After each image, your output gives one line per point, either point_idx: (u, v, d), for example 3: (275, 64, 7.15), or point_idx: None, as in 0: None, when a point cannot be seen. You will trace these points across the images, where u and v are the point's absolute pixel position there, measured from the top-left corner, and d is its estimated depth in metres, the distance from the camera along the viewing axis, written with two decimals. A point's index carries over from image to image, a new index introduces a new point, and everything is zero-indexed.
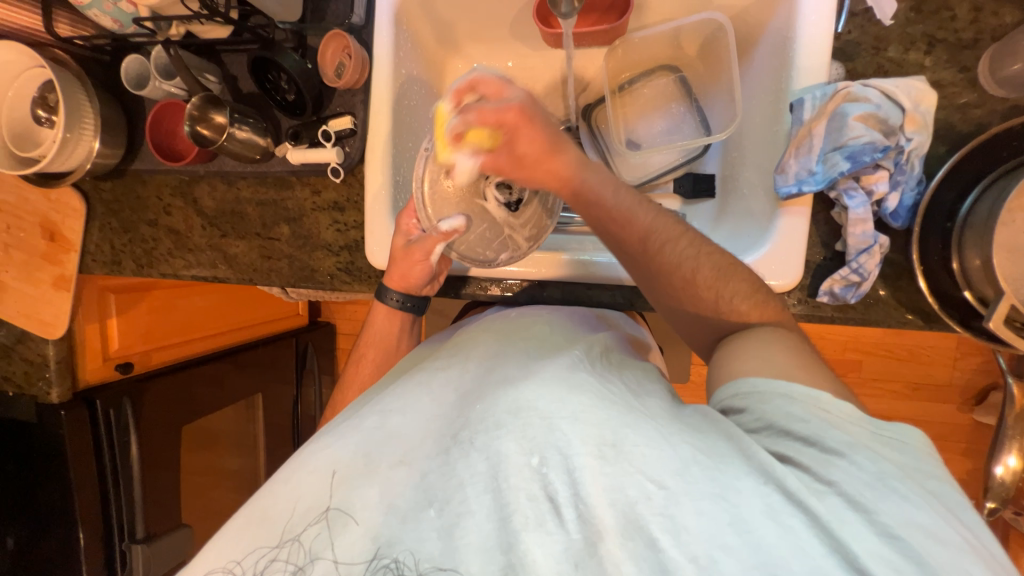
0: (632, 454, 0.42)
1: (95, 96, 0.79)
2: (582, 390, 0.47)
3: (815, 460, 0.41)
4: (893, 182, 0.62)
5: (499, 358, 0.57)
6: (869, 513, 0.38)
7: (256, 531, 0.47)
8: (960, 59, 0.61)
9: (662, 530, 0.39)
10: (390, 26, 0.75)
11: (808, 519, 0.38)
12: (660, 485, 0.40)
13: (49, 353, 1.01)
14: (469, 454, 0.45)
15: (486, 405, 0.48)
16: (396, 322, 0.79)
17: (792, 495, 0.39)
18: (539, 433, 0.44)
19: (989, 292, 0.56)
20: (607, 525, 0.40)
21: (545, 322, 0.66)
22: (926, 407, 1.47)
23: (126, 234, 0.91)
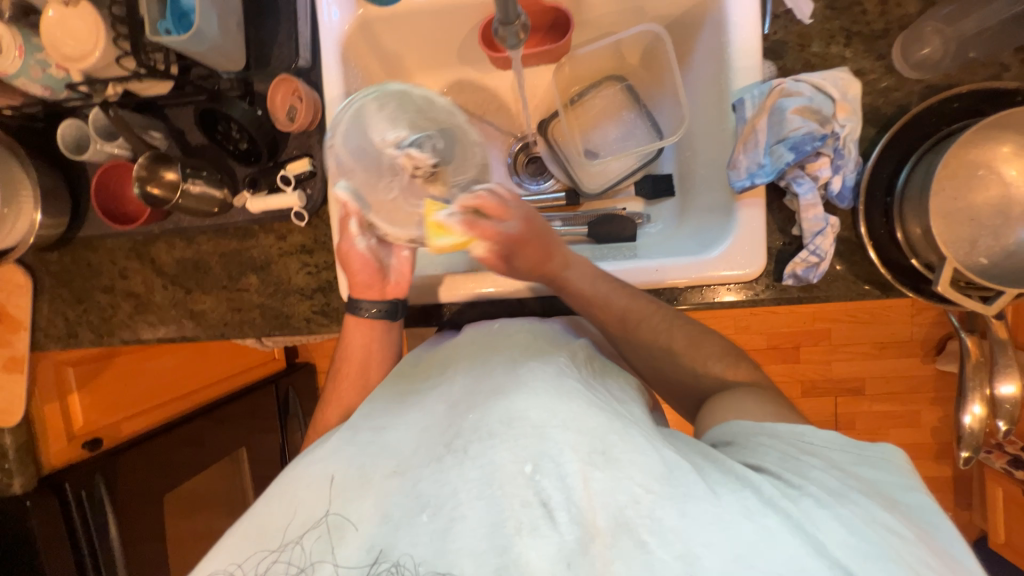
0: (621, 461, 0.44)
1: (31, 166, 0.75)
2: (571, 398, 0.48)
3: (785, 471, 0.47)
4: (835, 167, 0.65)
5: (479, 363, 0.58)
6: (841, 510, 0.43)
7: (252, 539, 0.46)
8: (875, 48, 0.66)
9: (649, 531, 0.41)
10: (338, 66, 0.74)
11: (781, 516, 0.42)
12: (648, 488, 0.42)
13: (7, 442, 0.94)
14: (464, 463, 0.45)
15: (479, 414, 0.48)
16: (373, 333, 0.74)
17: (773, 498, 0.43)
18: (530, 441, 0.45)
19: (934, 259, 0.61)
20: (597, 527, 0.42)
21: (527, 329, 0.64)
22: (893, 363, 1.56)
23: (80, 303, 0.86)
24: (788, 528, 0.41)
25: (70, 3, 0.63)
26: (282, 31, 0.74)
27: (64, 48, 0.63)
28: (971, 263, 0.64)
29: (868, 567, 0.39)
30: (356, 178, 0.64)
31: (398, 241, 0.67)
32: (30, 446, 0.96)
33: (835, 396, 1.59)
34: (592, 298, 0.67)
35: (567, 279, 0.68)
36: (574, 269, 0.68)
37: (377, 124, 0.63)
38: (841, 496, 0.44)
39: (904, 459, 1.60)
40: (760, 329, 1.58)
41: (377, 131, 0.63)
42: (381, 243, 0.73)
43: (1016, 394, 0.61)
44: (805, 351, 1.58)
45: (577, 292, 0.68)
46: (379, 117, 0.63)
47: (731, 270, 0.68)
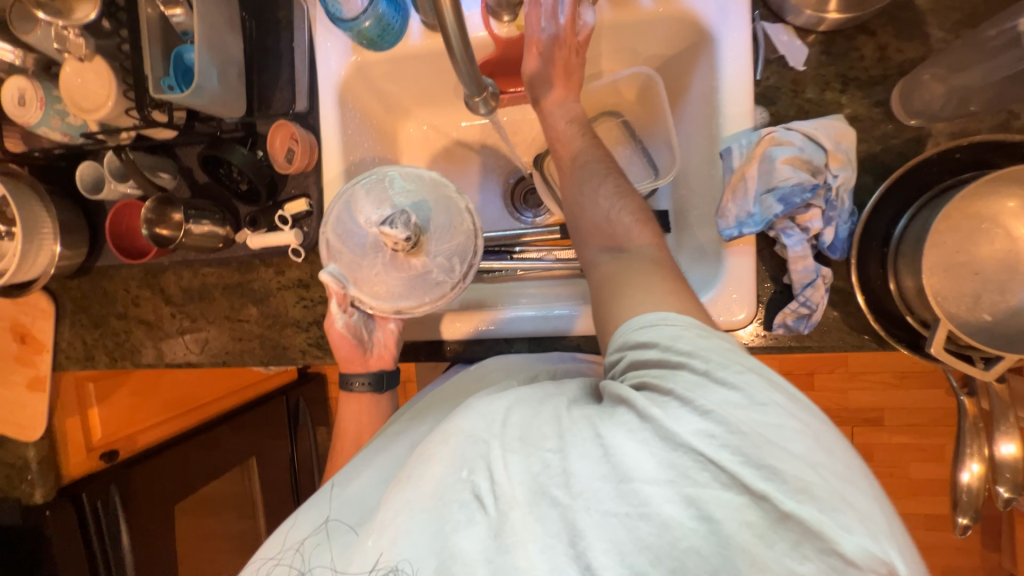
0: (535, 436, 0.41)
1: (52, 204, 0.80)
2: (499, 396, 0.46)
3: (680, 387, 0.40)
4: (826, 218, 0.63)
5: (455, 411, 0.64)
6: (733, 423, 0.37)
7: (263, 545, 0.55)
8: (873, 94, 0.64)
9: (560, 493, 0.38)
10: (335, 109, 0.76)
11: (669, 445, 0.37)
12: (552, 449, 0.40)
13: (30, 454, 1.00)
14: (411, 485, 0.44)
15: (424, 445, 0.47)
16: (364, 404, 0.80)
17: (654, 420, 0.39)
18: (462, 447, 0.42)
19: (929, 317, 0.59)
20: (514, 498, 0.39)
21: (504, 365, 0.68)
22: (914, 395, 1.49)
23: (97, 328, 0.91)
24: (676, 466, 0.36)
25: (86, 60, 0.67)
26: (285, 74, 0.77)
27: (81, 102, 0.68)
28: (974, 319, 0.61)
29: (738, 466, 0.35)
30: (343, 258, 0.74)
31: (382, 313, 0.74)
32: (50, 459, 1.03)
33: (852, 427, 1.53)
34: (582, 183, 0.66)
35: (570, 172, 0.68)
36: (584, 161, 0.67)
37: (361, 207, 0.73)
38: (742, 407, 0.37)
39: (925, 496, 1.52)
40: (772, 355, 1.53)
41: (360, 214, 0.73)
42: (366, 318, 0.78)
43: (1016, 454, 0.61)
44: (819, 378, 1.53)
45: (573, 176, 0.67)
46: (363, 199, 0.73)
47: (720, 316, 0.67)
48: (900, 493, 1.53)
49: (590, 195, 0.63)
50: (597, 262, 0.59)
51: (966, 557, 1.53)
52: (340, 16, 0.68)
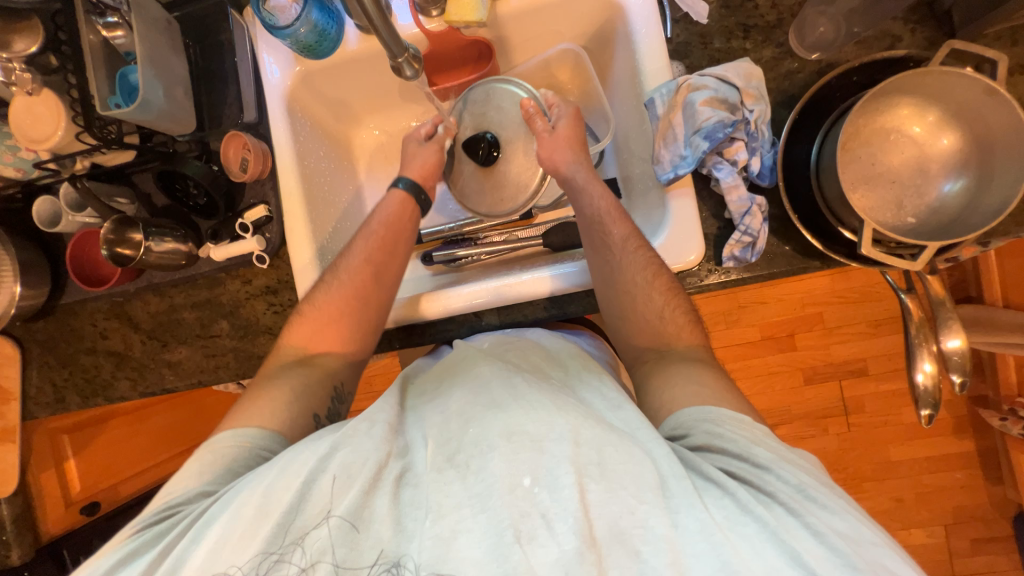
0: (617, 472, 0.48)
1: (9, 243, 0.80)
2: (569, 412, 0.53)
3: (787, 496, 0.48)
4: (751, 149, 0.68)
5: (477, 373, 0.62)
6: (816, 529, 0.46)
7: (249, 542, 0.50)
8: (773, 37, 0.71)
9: (642, 541, 0.46)
10: (285, 117, 0.80)
11: (758, 524, 0.46)
12: (641, 499, 0.47)
13: (3, 513, 0.94)
14: (468, 479, 0.50)
15: (480, 430, 0.53)
16: (407, 211, 0.80)
17: (746, 502, 0.48)
18: (531, 455, 0.50)
19: (856, 224, 0.62)
20: (597, 538, 0.46)
21: (517, 346, 0.70)
22: (892, 339, 1.53)
23: (66, 367, 0.90)
24: (761, 533, 0.46)
25: (33, 93, 0.69)
26: (231, 91, 0.81)
27: (30, 132, 0.70)
28: (899, 223, 0.66)
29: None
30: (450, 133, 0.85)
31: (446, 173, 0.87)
32: (25, 517, 0.97)
33: (840, 380, 1.56)
34: (596, 219, 0.73)
35: (579, 191, 0.75)
36: (590, 186, 0.75)
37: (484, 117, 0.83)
38: (811, 498, 0.48)
39: (920, 438, 1.54)
40: (751, 321, 1.57)
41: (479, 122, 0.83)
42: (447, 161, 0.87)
43: (962, 346, 0.62)
44: (799, 338, 1.56)
45: (585, 207, 0.74)
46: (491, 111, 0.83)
47: (674, 260, 0.70)
48: (897, 439, 1.55)
49: (616, 253, 0.70)
50: (637, 281, 0.68)
51: (973, 493, 1.54)
52: (277, 25, 0.71)
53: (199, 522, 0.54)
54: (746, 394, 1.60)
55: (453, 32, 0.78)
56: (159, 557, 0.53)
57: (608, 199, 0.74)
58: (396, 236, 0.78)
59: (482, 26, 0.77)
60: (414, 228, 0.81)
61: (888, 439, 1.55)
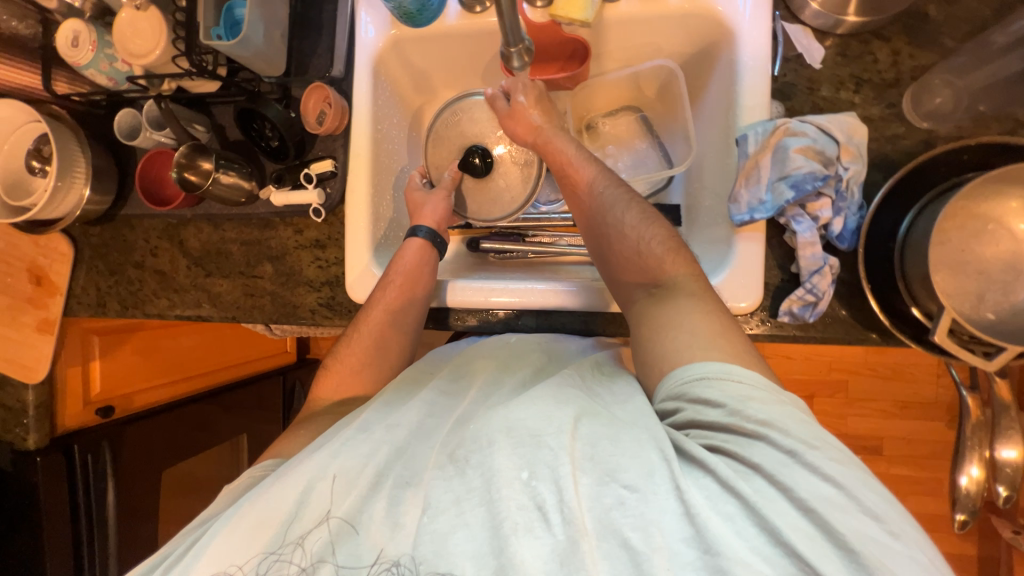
0: (609, 462, 0.48)
1: (87, 147, 0.83)
2: (568, 406, 0.54)
3: (777, 467, 0.45)
4: (836, 209, 0.66)
5: (491, 384, 0.66)
6: (806, 502, 0.43)
7: (251, 542, 0.52)
8: (885, 96, 0.68)
9: (632, 529, 0.45)
10: (370, 78, 0.80)
11: (743, 504, 0.44)
12: (630, 488, 0.46)
13: (29, 398, 1.00)
14: (466, 472, 0.51)
15: (479, 427, 0.54)
16: (425, 257, 0.79)
17: (731, 483, 0.45)
18: (529, 448, 0.50)
19: (933, 308, 0.59)
20: (585, 526, 0.45)
21: (541, 347, 0.72)
22: (917, 425, 1.47)
23: (112, 275, 0.93)
24: (746, 517, 0.44)
25: (141, 8, 0.71)
26: (323, 42, 0.81)
27: (131, 46, 0.71)
28: (977, 317, 0.62)
29: (827, 558, 0.41)
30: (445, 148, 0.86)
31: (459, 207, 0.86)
32: (47, 406, 1.02)
33: (851, 453, 1.51)
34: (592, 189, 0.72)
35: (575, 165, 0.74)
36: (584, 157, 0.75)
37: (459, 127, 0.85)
38: (802, 461, 0.45)
39: (923, 531, 1.49)
40: (775, 374, 1.53)
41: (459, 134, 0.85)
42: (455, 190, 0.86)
43: (1017, 458, 0.60)
44: (820, 402, 1.51)
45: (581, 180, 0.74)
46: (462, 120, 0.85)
47: (725, 303, 0.68)
48: None
49: (612, 222, 0.69)
50: (635, 245, 0.67)
51: None
52: None
53: (202, 536, 0.55)
54: None
55: (554, 26, 0.77)
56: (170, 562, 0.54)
57: (662, 242, 0.66)
58: (414, 283, 0.76)
59: (584, 26, 0.75)
60: (434, 280, 0.79)
61: None
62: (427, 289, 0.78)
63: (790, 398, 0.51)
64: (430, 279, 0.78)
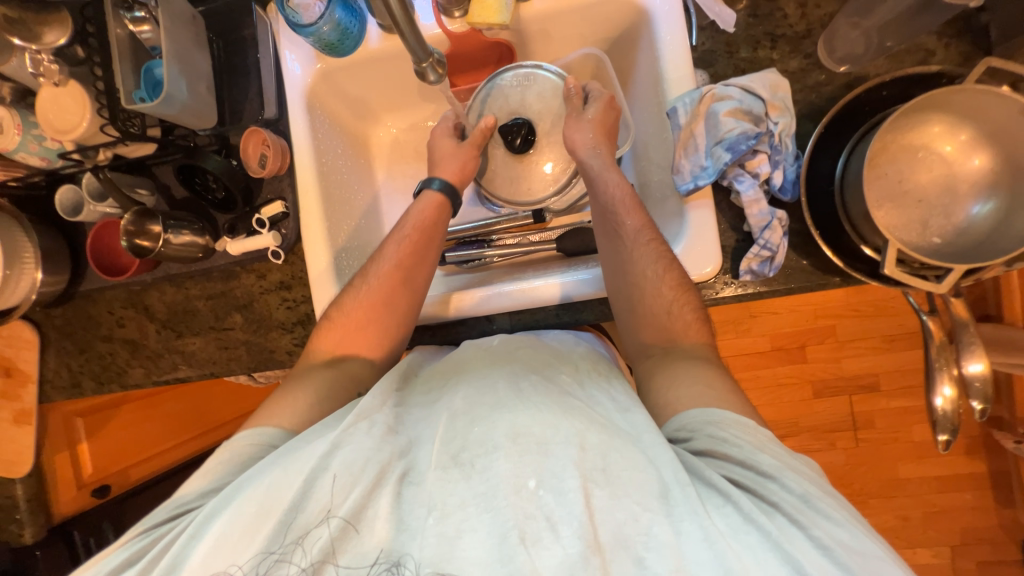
0: (620, 479, 0.48)
1: (32, 230, 0.82)
2: (575, 416, 0.53)
3: (794, 508, 0.47)
4: (774, 162, 0.67)
5: (485, 376, 0.61)
6: (824, 541, 0.45)
7: (250, 541, 0.50)
8: (801, 48, 0.70)
9: (645, 548, 0.46)
10: (305, 114, 0.81)
11: (762, 534, 0.46)
12: (644, 506, 0.47)
13: (19, 492, 0.97)
14: (472, 477, 0.50)
15: (484, 429, 0.53)
16: (434, 238, 0.79)
17: (750, 512, 0.47)
18: (535, 458, 0.50)
19: (880, 241, 0.61)
20: (600, 544, 0.46)
21: (525, 345, 0.68)
22: (907, 355, 1.50)
23: (82, 353, 0.91)
24: (766, 544, 0.45)
25: (61, 84, 0.71)
26: (253, 86, 0.81)
27: (57, 123, 0.71)
28: (924, 243, 0.64)
29: None
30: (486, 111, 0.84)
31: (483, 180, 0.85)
32: (39, 497, 0.99)
33: (850, 395, 1.54)
34: (610, 206, 0.72)
35: (598, 180, 0.74)
36: (606, 169, 0.74)
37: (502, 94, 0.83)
38: (817, 507, 0.48)
39: (931, 456, 1.51)
40: (762, 331, 1.55)
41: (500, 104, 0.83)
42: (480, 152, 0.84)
43: (984, 370, 0.62)
44: (810, 350, 1.54)
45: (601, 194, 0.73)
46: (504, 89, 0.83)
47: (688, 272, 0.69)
48: (907, 457, 1.52)
49: (630, 245, 0.69)
50: (648, 274, 0.67)
51: (983, 515, 1.51)
52: (300, 23, 0.71)
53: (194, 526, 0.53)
54: (754, 404, 1.59)
55: (475, 33, 0.78)
56: (160, 554, 0.52)
57: (666, 273, 0.67)
58: (412, 270, 0.76)
59: (504, 29, 0.76)
60: (437, 249, 0.79)
61: (897, 457, 1.53)
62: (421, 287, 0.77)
63: (801, 455, 0.55)
64: (443, 235, 0.80)
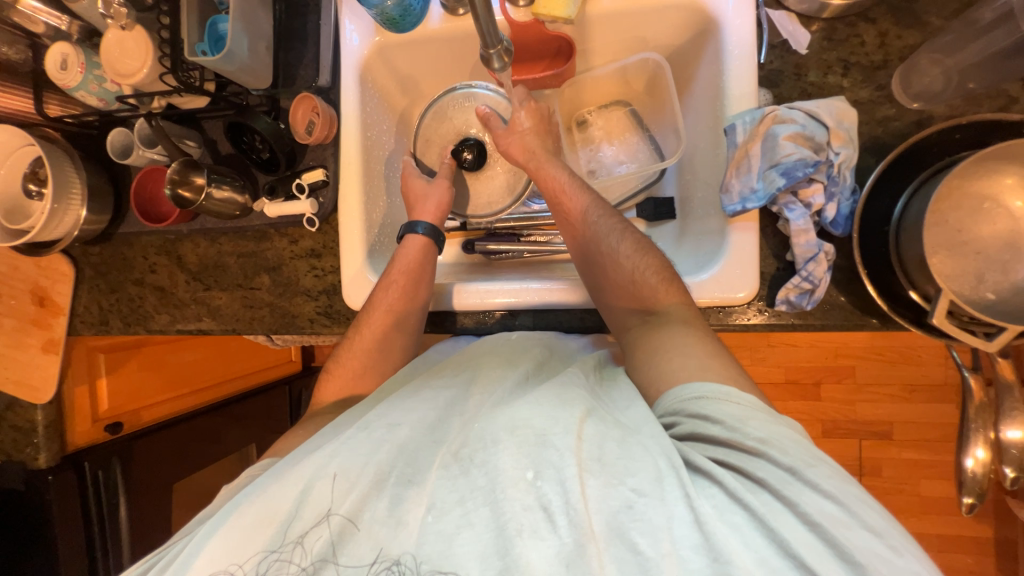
0: (615, 466, 0.48)
1: (82, 168, 0.84)
2: (573, 406, 0.53)
3: (781, 484, 0.46)
4: (829, 194, 0.65)
5: (495, 380, 0.61)
6: (809, 517, 0.44)
7: (249, 545, 0.51)
8: (874, 78, 0.67)
9: (640, 534, 0.45)
10: (357, 86, 0.81)
11: (749, 515, 0.45)
12: (639, 492, 0.46)
13: (38, 418, 1.01)
14: (471, 471, 0.50)
15: (484, 424, 0.54)
16: (427, 253, 0.79)
17: (735, 493, 0.46)
18: (533, 448, 0.50)
19: (930, 289, 0.59)
20: (594, 529, 0.45)
21: (544, 342, 0.70)
22: (926, 408, 1.46)
23: (113, 293, 0.94)
24: (754, 530, 0.44)
25: (126, 28, 0.72)
26: (309, 53, 0.81)
27: (118, 66, 0.72)
28: (977, 298, 0.61)
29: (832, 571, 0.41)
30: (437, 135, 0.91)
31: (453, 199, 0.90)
32: (57, 424, 1.03)
33: (860, 440, 1.49)
34: (561, 202, 0.76)
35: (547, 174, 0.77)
36: (556, 163, 0.78)
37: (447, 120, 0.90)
38: (802, 479, 0.46)
39: (938, 514, 1.47)
40: (780, 362, 1.52)
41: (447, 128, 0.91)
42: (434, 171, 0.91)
43: (1022, 439, 0.59)
44: (827, 388, 1.50)
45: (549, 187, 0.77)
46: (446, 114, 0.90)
47: (722, 295, 0.68)
48: (911, 511, 1.48)
49: (595, 234, 0.71)
50: (622, 256, 0.68)
51: None
52: None
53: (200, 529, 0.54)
54: None
55: (538, 25, 0.76)
56: (165, 563, 0.53)
57: (655, 270, 0.67)
58: (416, 282, 0.76)
59: (567, 23, 0.75)
60: (433, 270, 0.80)
61: (902, 509, 1.49)
62: (427, 293, 0.77)
63: (788, 419, 0.52)
64: (431, 272, 0.79)
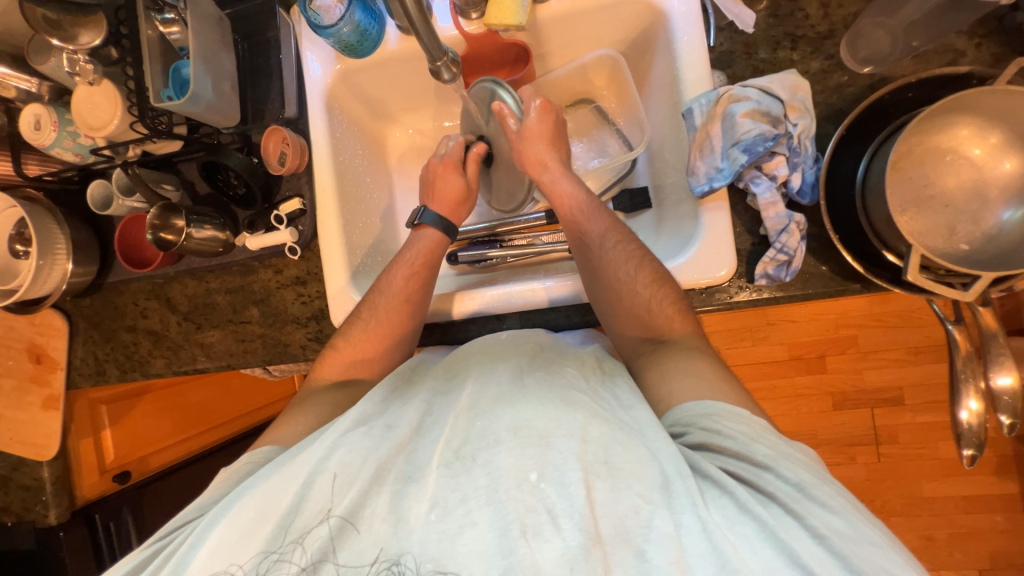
0: (623, 471, 0.47)
1: (65, 223, 0.86)
2: (575, 408, 0.52)
3: (790, 497, 0.46)
4: (792, 164, 0.66)
5: (491, 370, 0.60)
6: (819, 530, 0.44)
7: (251, 542, 0.51)
8: (822, 48, 0.68)
9: (646, 541, 0.44)
10: (324, 113, 0.82)
11: (759, 524, 0.44)
12: (646, 499, 0.46)
13: (45, 474, 1.01)
14: (472, 470, 0.49)
15: (487, 422, 0.52)
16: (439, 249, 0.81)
17: (746, 502, 0.46)
18: (537, 451, 0.49)
19: (902, 247, 0.59)
20: (602, 536, 0.45)
21: (537, 341, 0.68)
22: (932, 368, 1.45)
23: (108, 342, 0.95)
24: (762, 536, 0.44)
25: (95, 83, 0.75)
26: (275, 87, 0.84)
27: (90, 120, 0.75)
28: (950, 250, 0.62)
29: None
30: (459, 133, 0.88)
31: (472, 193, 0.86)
32: (64, 480, 1.03)
33: (871, 408, 1.48)
34: (573, 212, 0.76)
35: (557, 185, 0.77)
36: (560, 174, 0.78)
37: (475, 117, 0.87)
38: (812, 496, 0.46)
39: (959, 476, 1.45)
40: (781, 340, 1.51)
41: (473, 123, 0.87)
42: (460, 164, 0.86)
43: (1014, 384, 0.59)
44: (831, 360, 1.49)
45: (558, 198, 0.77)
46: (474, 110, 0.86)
47: (702, 276, 0.68)
48: (931, 475, 1.46)
49: (601, 253, 0.71)
50: (622, 278, 0.68)
51: (1014, 540, 1.43)
52: (321, 24, 0.72)
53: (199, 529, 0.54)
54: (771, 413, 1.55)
55: (492, 34, 0.78)
56: (164, 560, 0.54)
57: (650, 280, 0.67)
58: (422, 280, 0.77)
59: (520, 30, 0.77)
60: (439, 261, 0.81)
61: (922, 474, 1.47)
62: (427, 305, 0.78)
63: (796, 443, 0.53)
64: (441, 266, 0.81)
